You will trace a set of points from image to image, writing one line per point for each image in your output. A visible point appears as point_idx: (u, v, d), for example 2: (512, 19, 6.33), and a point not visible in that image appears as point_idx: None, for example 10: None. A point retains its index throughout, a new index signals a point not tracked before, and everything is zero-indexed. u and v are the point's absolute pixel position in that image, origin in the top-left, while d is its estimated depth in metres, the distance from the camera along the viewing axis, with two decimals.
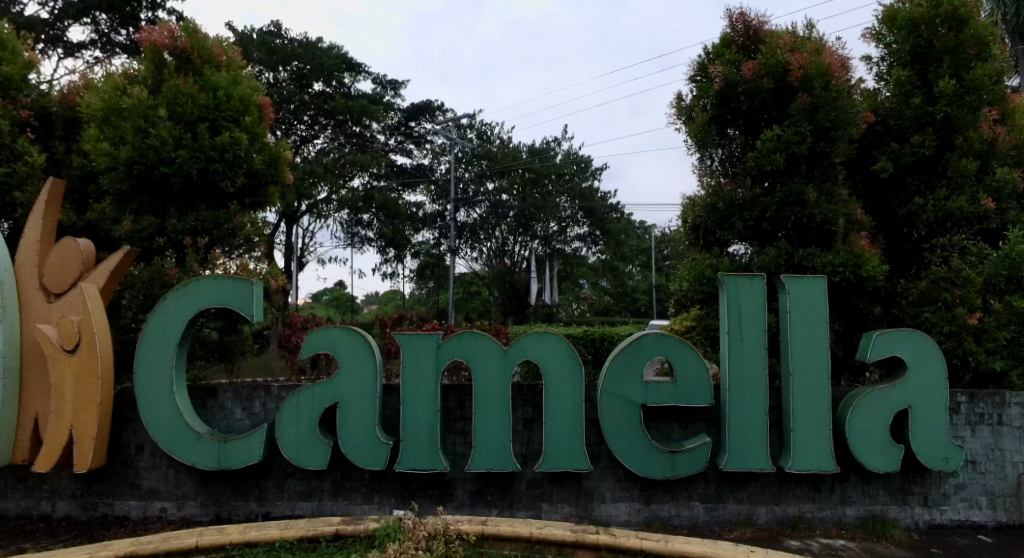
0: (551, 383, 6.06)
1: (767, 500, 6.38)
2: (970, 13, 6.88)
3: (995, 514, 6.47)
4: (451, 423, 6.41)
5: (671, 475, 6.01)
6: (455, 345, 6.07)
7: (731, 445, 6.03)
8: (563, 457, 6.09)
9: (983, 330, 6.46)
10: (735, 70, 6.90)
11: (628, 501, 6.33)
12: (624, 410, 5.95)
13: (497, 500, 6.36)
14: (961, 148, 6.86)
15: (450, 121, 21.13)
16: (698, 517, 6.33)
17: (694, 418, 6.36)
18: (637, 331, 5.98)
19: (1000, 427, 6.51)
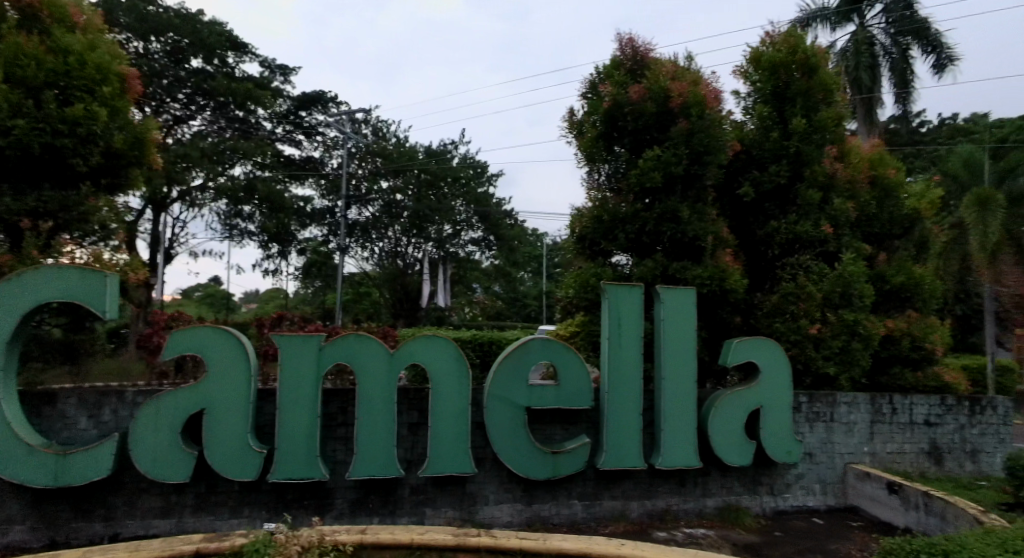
0: (438, 386, 6.23)
1: (636, 497, 6.89)
2: (819, 62, 7.92)
3: (825, 499, 7.46)
4: (332, 429, 6.40)
5: (552, 475, 6.38)
6: (339, 347, 6.09)
7: (606, 447, 6.49)
8: (446, 462, 6.27)
9: (820, 338, 7.43)
10: (623, 92, 7.42)
11: (511, 503, 6.62)
12: (509, 412, 6.21)
13: (379, 507, 6.41)
14: (810, 178, 7.84)
15: (343, 114, 20.73)
16: (576, 515, 6.74)
17: (575, 420, 6.77)
18: (525, 336, 6.27)
19: (832, 423, 7.50)
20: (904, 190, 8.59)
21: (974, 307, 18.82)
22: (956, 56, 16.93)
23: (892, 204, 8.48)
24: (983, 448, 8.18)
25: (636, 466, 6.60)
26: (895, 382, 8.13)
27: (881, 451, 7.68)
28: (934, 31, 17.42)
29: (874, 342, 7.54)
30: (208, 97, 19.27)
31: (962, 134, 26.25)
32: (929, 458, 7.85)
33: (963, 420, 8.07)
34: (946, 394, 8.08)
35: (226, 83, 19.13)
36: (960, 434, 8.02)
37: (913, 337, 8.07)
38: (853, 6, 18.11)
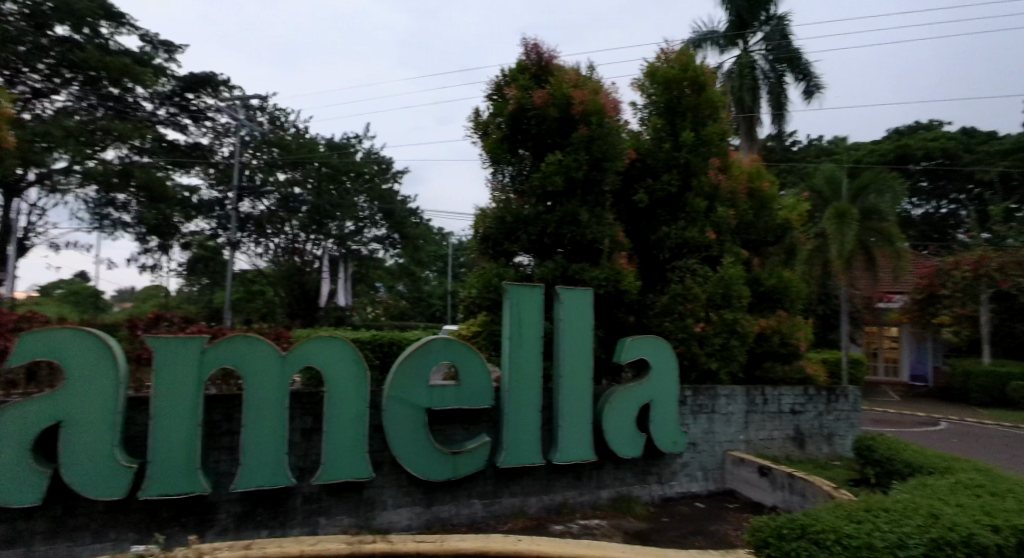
0: (335, 389, 5.94)
1: (534, 493, 7.05)
2: (706, 81, 8.56)
3: (707, 484, 8.07)
4: (215, 438, 5.71)
5: (452, 475, 6.42)
6: (225, 350, 5.54)
7: (505, 445, 6.65)
8: (341, 468, 5.99)
9: (704, 337, 8.04)
10: (527, 96, 7.65)
11: (410, 506, 6.44)
12: (410, 414, 6.17)
13: (268, 519, 5.85)
14: (697, 188, 8.45)
15: (235, 99, 19.76)
16: (475, 514, 6.74)
17: (476, 420, 6.81)
18: (425, 337, 6.26)
19: (714, 414, 8.13)
20: (777, 202, 9.43)
21: (835, 308, 21.02)
22: (821, 84, 18.82)
23: (768, 214, 9.28)
24: (837, 431, 9.19)
25: (534, 462, 6.82)
26: (767, 375, 8.99)
27: (755, 438, 8.43)
28: (806, 60, 19.33)
29: (749, 339, 8.25)
30: (75, 70, 17.74)
31: (826, 155, 29.20)
32: (793, 442, 8.73)
33: (822, 408, 9.02)
34: (808, 385, 9.03)
35: (98, 57, 17.59)
36: (820, 420, 8.97)
37: (783, 335, 8.92)
38: (738, 32, 19.59)
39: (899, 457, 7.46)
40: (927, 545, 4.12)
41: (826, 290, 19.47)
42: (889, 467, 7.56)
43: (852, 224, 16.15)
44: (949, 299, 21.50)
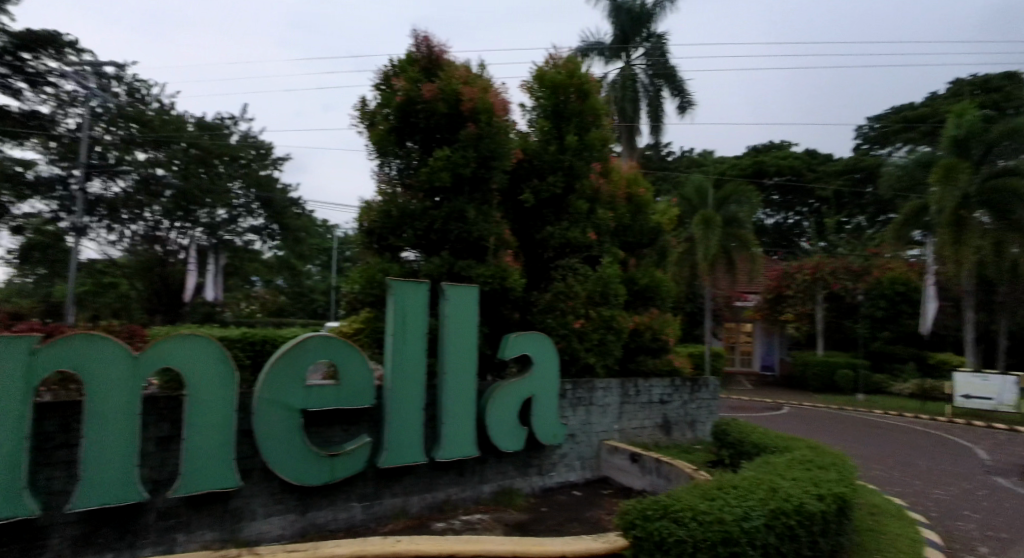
0: (195, 391, 5.01)
1: (417, 492, 6.75)
2: (591, 89, 8.96)
3: (584, 473, 8.50)
4: (46, 452, 4.51)
5: (328, 480, 5.78)
6: (59, 351, 4.39)
7: (387, 444, 6.24)
8: (205, 478, 5.08)
9: (583, 333, 8.42)
10: (416, 88, 7.62)
11: (282, 514, 5.70)
12: (284, 417, 5.42)
13: (113, 542, 4.72)
14: (579, 191, 8.86)
15: (86, 64, 17.37)
16: (355, 518, 6.23)
17: (356, 420, 6.24)
18: (301, 333, 5.59)
19: (591, 406, 8.59)
20: (651, 207, 10.02)
21: (700, 306, 22.68)
22: (693, 101, 20.26)
23: (643, 217, 9.88)
24: (698, 418, 10.24)
25: (417, 461, 6.51)
26: (640, 368, 9.58)
27: (628, 427, 9.07)
28: (680, 78, 20.78)
29: (623, 335, 8.77)
30: None
31: (696, 166, 31.43)
32: (661, 430, 9.54)
33: (686, 397, 9.98)
34: (674, 377, 9.91)
35: None
36: (684, 408, 9.93)
37: (653, 331, 9.62)
38: (622, 46, 20.74)
39: (748, 439, 8.37)
40: (767, 515, 4.75)
41: (693, 289, 20.97)
42: (740, 448, 8.47)
43: (716, 230, 17.75)
44: (794, 298, 24.51)
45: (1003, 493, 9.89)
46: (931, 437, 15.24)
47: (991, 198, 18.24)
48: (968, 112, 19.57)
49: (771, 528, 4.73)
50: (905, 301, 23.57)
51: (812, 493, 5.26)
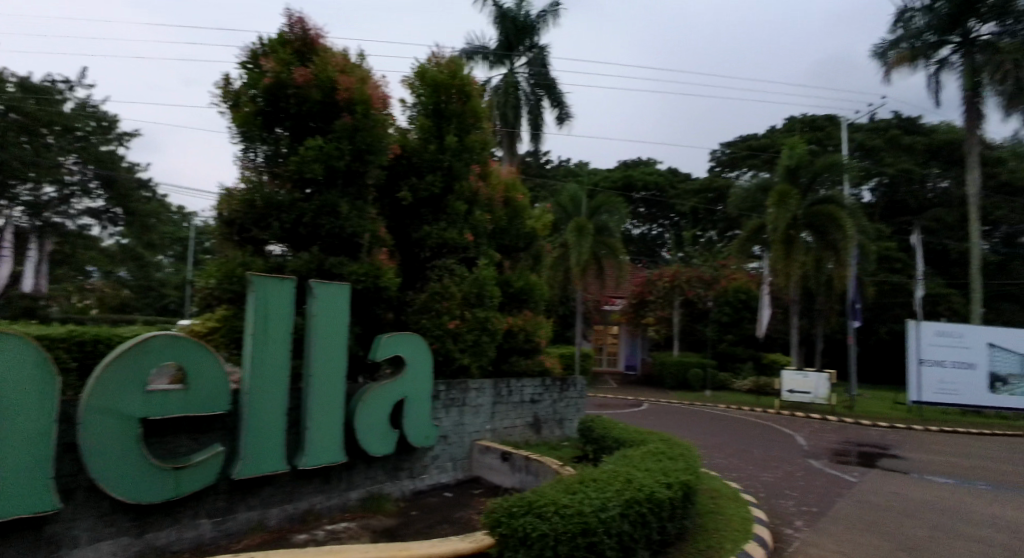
0: (5, 400, 4.21)
1: (276, 503, 6.30)
2: (472, 91, 8.92)
3: (456, 474, 8.43)
4: None
5: (173, 496, 5.18)
6: None
7: (243, 454, 5.72)
8: (16, 500, 4.24)
9: (458, 333, 8.31)
10: (287, 71, 7.13)
11: (114, 538, 4.95)
12: (119, 427, 4.76)
13: None
14: (458, 192, 8.77)
15: None
16: (203, 536, 5.62)
17: (208, 428, 5.67)
18: (145, 331, 4.98)
19: (464, 407, 8.55)
20: (528, 213, 10.18)
21: (572, 309, 23.49)
22: (572, 113, 20.92)
23: (520, 221, 10.00)
24: (566, 416, 10.60)
25: (277, 470, 6.05)
26: (512, 368, 9.72)
27: (500, 427, 9.16)
28: (560, 90, 21.36)
29: (498, 336, 8.77)
30: None
31: (572, 176, 32.61)
32: (531, 428, 9.78)
33: (556, 396, 10.33)
34: (545, 376, 10.21)
35: None
36: (553, 407, 10.27)
37: (527, 332, 9.73)
38: (506, 52, 21.12)
39: (610, 434, 8.80)
40: (622, 505, 5.02)
41: (565, 293, 21.67)
42: (603, 443, 8.88)
43: (589, 237, 18.62)
44: (655, 303, 26.16)
45: (817, 474, 11.26)
46: (762, 427, 16.98)
47: (814, 221, 21.13)
48: (797, 147, 21.79)
49: (626, 516, 5.00)
50: (745, 307, 26.06)
51: (662, 482, 5.79)
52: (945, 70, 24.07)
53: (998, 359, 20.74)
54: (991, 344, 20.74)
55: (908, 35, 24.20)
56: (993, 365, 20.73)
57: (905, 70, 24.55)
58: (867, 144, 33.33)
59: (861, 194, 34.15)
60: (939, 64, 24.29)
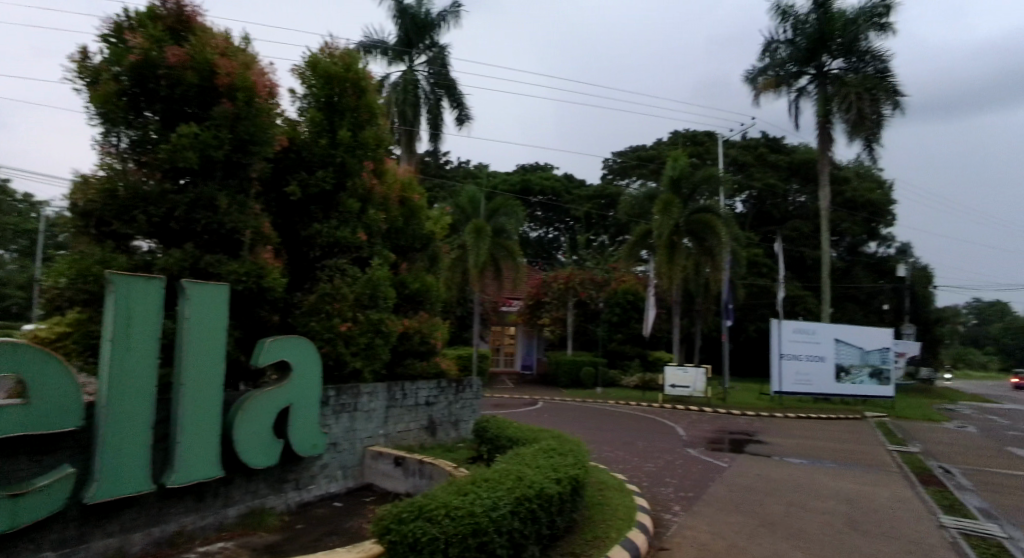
0: None
1: (140, 527, 5.62)
2: (367, 86, 8.60)
3: (346, 482, 8.06)
4: None
5: (8, 528, 4.48)
6: None
7: (99, 474, 5.06)
8: None
9: (349, 336, 7.98)
10: (157, 50, 6.49)
11: None
12: None
13: None
14: (350, 189, 8.40)
15: None
16: None
17: (54, 448, 4.98)
18: None
19: (355, 412, 8.19)
20: (424, 213, 9.99)
21: (469, 310, 23.42)
22: (471, 115, 20.85)
23: (415, 222, 9.78)
24: (462, 417, 10.52)
25: (141, 490, 5.43)
26: (407, 371, 9.48)
27: (393, 431, 8.89)
28: (459, 91, 21.23)
29: (392, 338, 8.49)
30: None
31: (471, 178, 32.60)
32: (426, 431, 9.59)
33: (451, 398, 10.22)
34: (440, 379, 10.06)
35: None
36: (449, 408, 10.13)
37: (422, 334, 9.51)
38: (405, 49, 20.72)
39: (503, 433, 8.79)
40: (512, 503, 4.99)
41: (463, 293, 21.53)
42: (497, 442, 8.85)
43: (486, 239, 18.61)
44: (550, 304, 26.64)
45: (693, 461, 11.89)
46: (646, 420, 17.73)
47: (694, 229, 22.36)
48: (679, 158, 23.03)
49: (516, 514, 4.98)
50: (633, 308, 27.16)
51: (551, 477, 5.85)
52: (803, 98, 26.28)
53: (843, 352, 23.01)
54: (838, 339, 22.94)
55: (774, 64, 26.43)
56: (839, 357, 22.97)
57: (771, 95, 26.75)
58: (740, 159, 35.92)
59: (734, 205, 36.68)
60: (798, 93, 26.49)
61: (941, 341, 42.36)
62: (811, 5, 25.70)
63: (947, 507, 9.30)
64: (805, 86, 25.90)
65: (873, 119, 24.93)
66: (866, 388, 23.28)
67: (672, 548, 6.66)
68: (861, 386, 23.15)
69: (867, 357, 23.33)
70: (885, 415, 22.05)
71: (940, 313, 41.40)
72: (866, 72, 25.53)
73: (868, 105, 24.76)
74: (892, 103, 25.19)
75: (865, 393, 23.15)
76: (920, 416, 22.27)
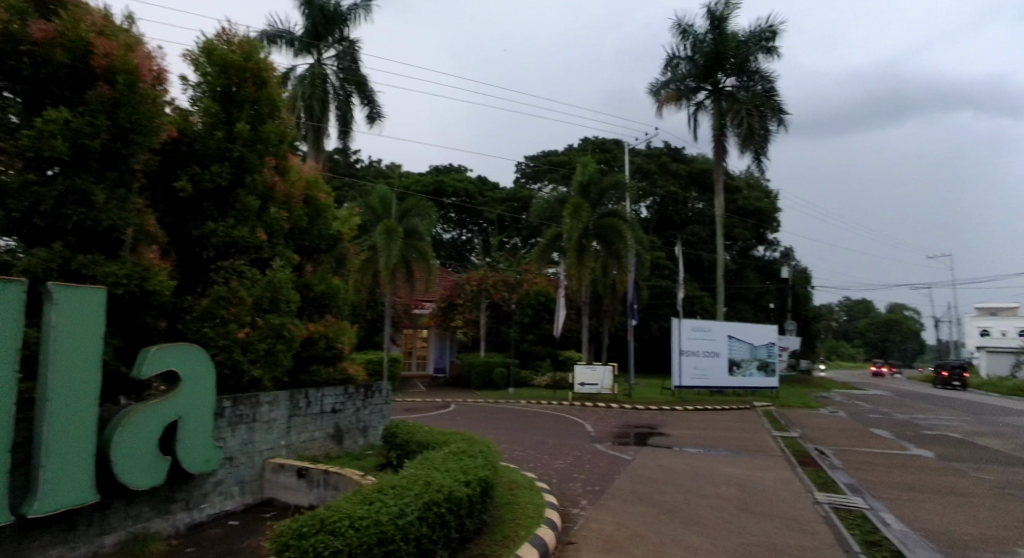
0: None
1: None
2: (269, 77, 8.11)
3: (243, 499, 7.51)
4: None
5: None
6: None
7: None
8: None
9: (248, 342, 7.46)
10: (19, 24, 5.80)
11: None
12: None
13: None
14: (249, 186, 7.89)
15: None
16: None
17: None
18: None
19: (254, 423, 7.66)
20: (331, 213, 9.58)
21: (380, 313, 22.83)
22: (382, 113, 20.35)
23: (320, 223, 9.36)
24: (370, 423, 10.19)
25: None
26: (312, 378, 9.04)
27: (296, 442, 8.41)
28: (370, 88, 20.65)
29: (295, 344, 8.06)
30: None
31: (382, 177, 31.86)
32: (332, 439, 9.18)
33: (359, 404, 9.86)
34: (347, 384, 9.68)
35: None
36: (356, 415, 9.76)
37: (328, 339, 9.08)
38: (312, 41, 19.95)
39: (413, 438, 8.54)
40: (420, 509, 4.81)
41: (372, 295, 20.98)
42: (407, 448, 8.58)
43: (398, 240, 18.17)
44: (462, 306, 26.46)
45: (599, 455, 12.13)
46: (556, 418, 17.92)
47: (602, 232, 22.90)
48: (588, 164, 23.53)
49: (424, 519, 4.82)
50: (545, 310, 27.48)
51: (460, 479, 5.72)
52: (701, 112, 27.57)
53: (735, 347, 24.47)
54: (730, 336, 24.31)
55: (675, 78, 27.49)
56: (732, 352, 24.37)
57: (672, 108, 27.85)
58: (644, 166, 37.25)
59: (639, 210, 38.00)
60: (696, 107, 27.76)
61: (818, 336, 46.04)
62: (708, 24, 27.11)
63: (821, 484, 10.02)
64: (703, 100, 27.17)
65: (761, 134, 26.55)
66: (753, 380, 24.96)
67: (579, 542, 6.61)
68: (748, 378, 24.79)
69: (756, 351, 25.06)
70: (769, 403, 23.69)
71: (816, 311, 45.02)
72: (755, 90, 27.13)
73: (757, 121, 26.34)
74: (777, 120, 26.93)
75: (752, 384, 24.82)
76: (800, 403, 24.06)
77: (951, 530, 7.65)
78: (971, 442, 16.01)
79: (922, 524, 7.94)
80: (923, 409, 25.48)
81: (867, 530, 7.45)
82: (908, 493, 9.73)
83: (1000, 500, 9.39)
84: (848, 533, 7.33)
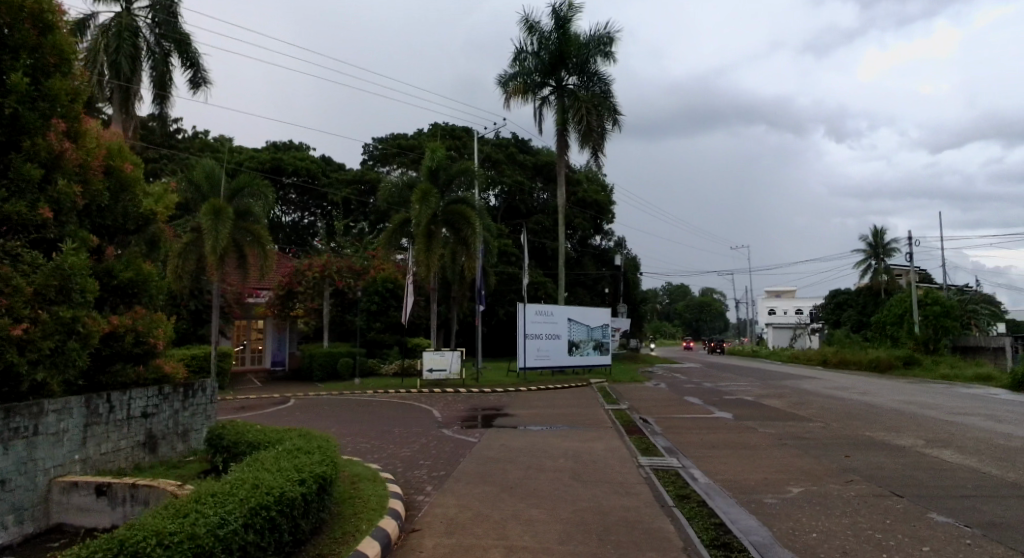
0: None
1: None
2: (55, 22, 6.79)
3: (21, 529, 6.18)
4: None
5: None
6: None
7: None
8: None
9: (27, 340, 6.13)
10: None
11: None
12: None
13: None
14: (28, 151, 6.53)
15: None
16: None
17: None
18: None
19: (35, 437, 6.34)
20: (140, 188, 8.35)
21: (207, 302, 20.79)
22: (208, 79, 18.32)
23: (125, 199, 8.06)
24: (189, 427, 9.06)
25: None
26: (115, 379, 7.73)
27: (94, 455, 7.16)
28: (193, 48, 18.55)
29: (91, 341, 6.88)
30: None
31: (209, 151, 28.98)
32: (143, 448, 8.00)
33: (176, 405, 8.75)
34: (162, 384, 8.51)
35: None
36: (172, 418, 8.61)
37: (136, 333, 7.87)
38: None
39: (241, 439, 7.66)
40: (245, 516, 4.18)
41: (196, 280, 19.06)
42: (233, 450, 7.66)
43: (227, 221, 16.46)
44: (303, 294, 24.77)
45: (444, 440, 11.91)
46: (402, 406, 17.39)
47: (450, 219, 22.62)
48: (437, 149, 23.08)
49: (251, 527, 4.21)
50: (392, 296, 26.74)
51: (293, 479, 5.13)
52: (545, 106, 28.25)
53: (574, 329, 25.51)
54: (570, 318, 25.26)
55: (522, 71, 27.85)
56: (571, 334, 25.39)
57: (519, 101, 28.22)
58: (493, 156, 37.50)
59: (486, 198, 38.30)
60: (541, 101, 28.40)
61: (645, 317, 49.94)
62: (552, 23, 27.79)
63: (643, 449, 10.65)
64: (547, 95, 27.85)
65: (599, 131, 27.73)
66: (589, 359, 26.24)
67: (423, 528, 6.26)
68: (585, 357, 26.01)
69: (592, 332, 26.37)
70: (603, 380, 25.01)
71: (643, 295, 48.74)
72: (594, 90, 28.21)
73: (595, 118, 27.50)
74: (613, 121, 28.21)
75: (588, 363, 26.08)
76: (628, 378, 25.76)
77: (746, 479, 8.40)
78: (762, 403, 18.14)
79: (723, 476, 8.67)
80: (728, 378, 28.49)
81: (679, 486, 7.97)
82: (714, 450, 10.64)
83: (781, 449, 10.60)
84: (663, 490, 7.79)
